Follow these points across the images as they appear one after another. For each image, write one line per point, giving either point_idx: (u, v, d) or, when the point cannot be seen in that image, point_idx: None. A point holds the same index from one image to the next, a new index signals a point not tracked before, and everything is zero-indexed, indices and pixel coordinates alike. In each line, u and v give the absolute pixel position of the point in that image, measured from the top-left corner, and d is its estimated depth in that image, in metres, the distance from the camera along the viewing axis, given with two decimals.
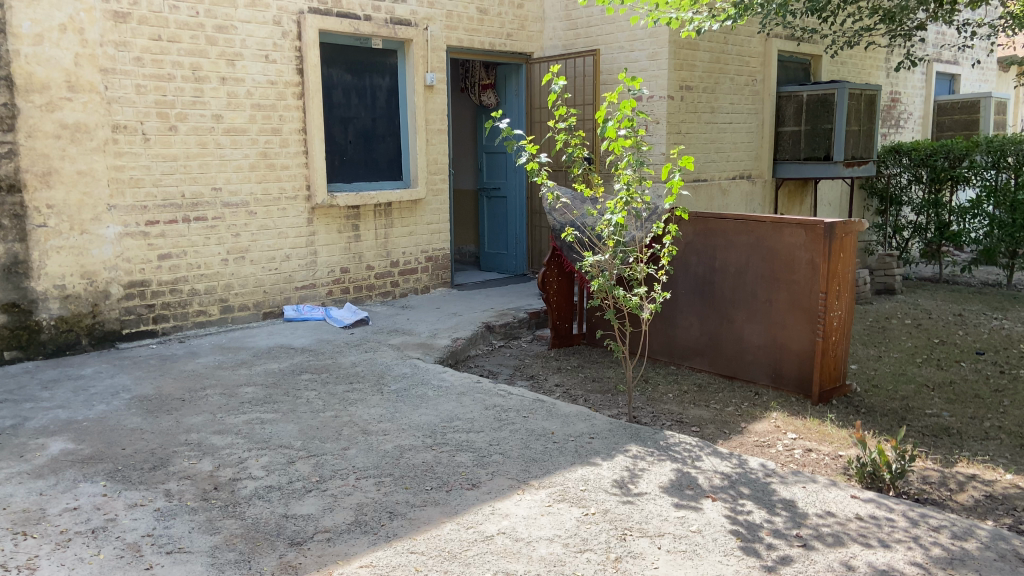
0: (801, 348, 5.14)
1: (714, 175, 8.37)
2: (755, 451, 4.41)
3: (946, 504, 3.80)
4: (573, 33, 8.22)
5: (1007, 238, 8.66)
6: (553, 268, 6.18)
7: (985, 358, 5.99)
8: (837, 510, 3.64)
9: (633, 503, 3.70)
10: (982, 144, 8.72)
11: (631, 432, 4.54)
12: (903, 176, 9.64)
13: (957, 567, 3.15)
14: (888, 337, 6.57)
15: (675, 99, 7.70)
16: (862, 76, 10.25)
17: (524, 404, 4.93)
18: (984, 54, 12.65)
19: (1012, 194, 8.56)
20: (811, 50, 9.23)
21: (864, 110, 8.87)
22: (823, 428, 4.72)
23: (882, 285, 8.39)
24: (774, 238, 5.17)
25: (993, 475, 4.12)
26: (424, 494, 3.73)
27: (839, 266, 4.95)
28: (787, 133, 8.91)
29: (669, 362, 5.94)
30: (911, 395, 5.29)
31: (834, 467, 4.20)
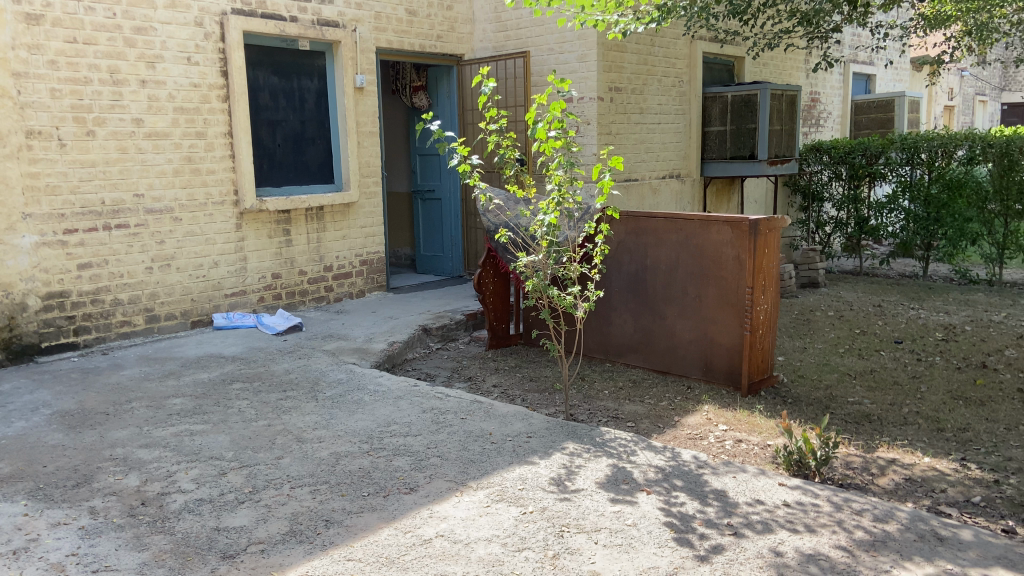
0: (730, 342, 5.28)
1: (645, 174, 8.53)
2: (688, 444, 4.52)
3: (868, 488, 3.97)
4: (503, 36, 8.22)
5: (922, 231, 9.03)
6: (489, 269, 6.20)
7: (904, 347, 6.26)
8: (766, 498, 3.76)
9: (570, 500, 3.75)
10: (897, 141, 9.10)
11: (568, 430, 4.59)
12: (823, 173, 10.00)
13: (879, 549, 3.30)
14: (813, 329, 6.81)
15: (605, 100, 7.82)
16: (783, 77, 10.60)
17: (461, 406, 4.93)
18: (897, 55, 13.24)
19: (925, 189, 8.95)
20: (735, 52, 9.50)
21: (786, 111, 9.13)
22: (752, 419, 4.85)
23: (806, 279, 8.68)
24: (701, 235, 5.30)
25: (911, 459, 4.31)
26: (361, 500, 3.69)
27: (764, 262, 5.10)
28: (713, 132, 9.14)
29: (605, 360, 6.03)
30: (834, 384, 5.49)
31: (763, 456, 4.33)
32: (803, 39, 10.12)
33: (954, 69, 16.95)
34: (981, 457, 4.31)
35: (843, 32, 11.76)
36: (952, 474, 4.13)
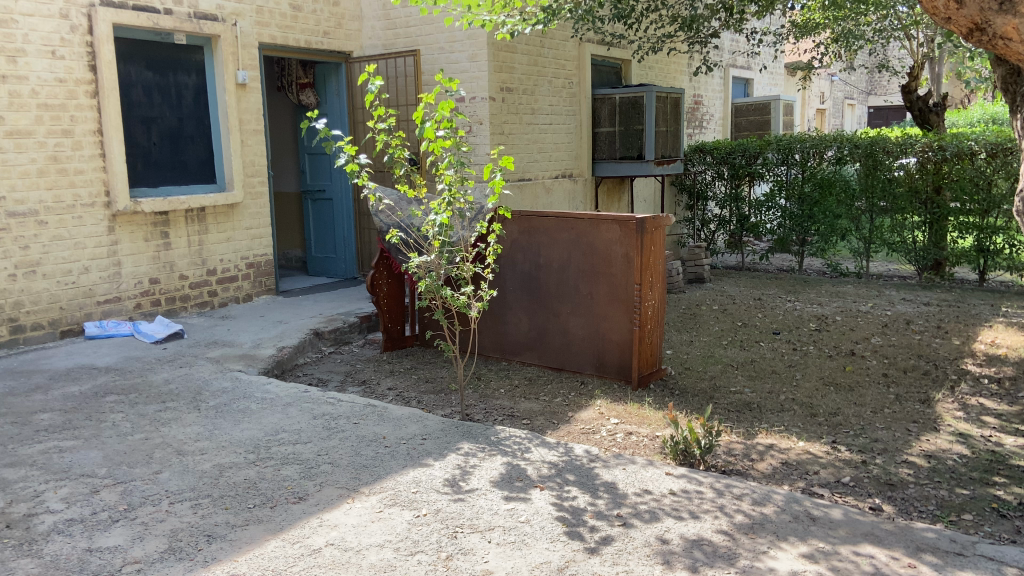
0: (620, 338, 5.41)
1: (538, 174, 8.62)
2: (581, 439, 4.60)
3: (748, 473, 4.16)
4: (392, 33, 8.13)
5: (797, 228, 9.56)
6: (382, 270, 6.11)
7: (781, 337, 6.60)
8: (654, 488, 3.88)
9: (464, 500, 3.74)
10: (773, 143, 9.63)
11: (462, 430, 4.59)
12: (707, 173, 10.41)
13: (757, 531, 3.46)
14: (698, 323, 7.09)
15: (497, 100, 7.85)
16: (668, 80, 10.95)
17: (353, 411, 4.84)
18: (771, 60, 13.96)
19: (799, 188, 9.48)
20: (621, 55, 9.70)
21: (671, 112, 9.43)
22: (642, 412, 4.99)
23: (693, 275, 9.01)
24: (592, 234, 5.41)
25: (787, 444, 4.55)
26: (245, 513, 3.56)
27: (651, 258, 5.24)
28: (603, 133, 9.35)
29: (501, 359, 6.07)
30: (718, 375, 5.73)
31: (652, 447, 4.46)
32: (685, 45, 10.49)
33: (824, 74, 18.02)
34: (849, 440, 4.59)
35: (722, 38, 12.29)
36: (824, 457, 4.38)
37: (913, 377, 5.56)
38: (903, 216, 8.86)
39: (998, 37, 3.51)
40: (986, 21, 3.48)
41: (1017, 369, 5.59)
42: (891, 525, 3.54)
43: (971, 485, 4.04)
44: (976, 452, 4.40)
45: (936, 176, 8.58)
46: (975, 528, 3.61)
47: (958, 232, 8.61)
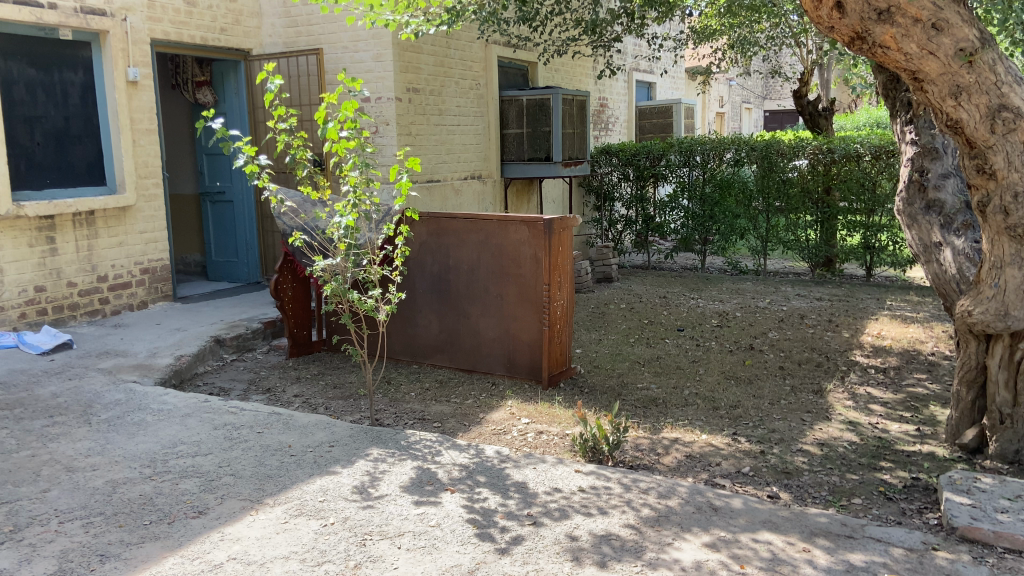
0: (530, 338, 5.44)
1: (446, 175, 8.58)
2: (492, 439, 4.61)
3: (655, 467, 4.27)
4: (293, 31, 7.94)
5: (699, 228, 9.89)
6: (287, 274, 5.96)
7: (685, 334, 6.80)
8: (563, 486, 3.92)
9: (372, 507, 3.68)
10: (675, 145, 9.92)
11: (371, 436, 4.51)
12: (613, 174, 10.56)
13: (663, 523, 3.55)
14: (606, 321, 7.22)
15: (403, 101, 7.78)
16: (574, 83, 11.12)
17: (257, 420, 4.68)
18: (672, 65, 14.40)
19: (700, 188, 9.81)
20: (528, 57, 9.79)
21: (577, 114, 9.58)
22: (552, 410, 5.04)
23: (601, 274, 9.18)
24: (500, 235, 5.42)
25: (691, 437, 4.70)
26: (141, 530, 3.39)
27: (559, 259, 5.29)
28: (510, 135, 9.39)
29: (412, 362, 6.01)
30: (625, 372, 5.85)
31: (562, 445, 4.51)
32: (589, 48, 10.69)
33: (721, 79, 18.70)
34: (749, 431, 4.78)
35: (625, 42, 12.58)
36: (726, 448, 4.54)
37: (808, 369, 5.83)
38: (797, 215, 9.30)
39: (878, 45, 3.71)
40: (866, 30, 3.66)
41: (900, 359, 5.95)
42: (787, 512, 3.70)
43: (860, 470, 4.27)
44: (864, 439, 4.66)
45: (826, 177, 9.04)
46: (864, 511, 3.82)
47: (847, 230, 9.09)
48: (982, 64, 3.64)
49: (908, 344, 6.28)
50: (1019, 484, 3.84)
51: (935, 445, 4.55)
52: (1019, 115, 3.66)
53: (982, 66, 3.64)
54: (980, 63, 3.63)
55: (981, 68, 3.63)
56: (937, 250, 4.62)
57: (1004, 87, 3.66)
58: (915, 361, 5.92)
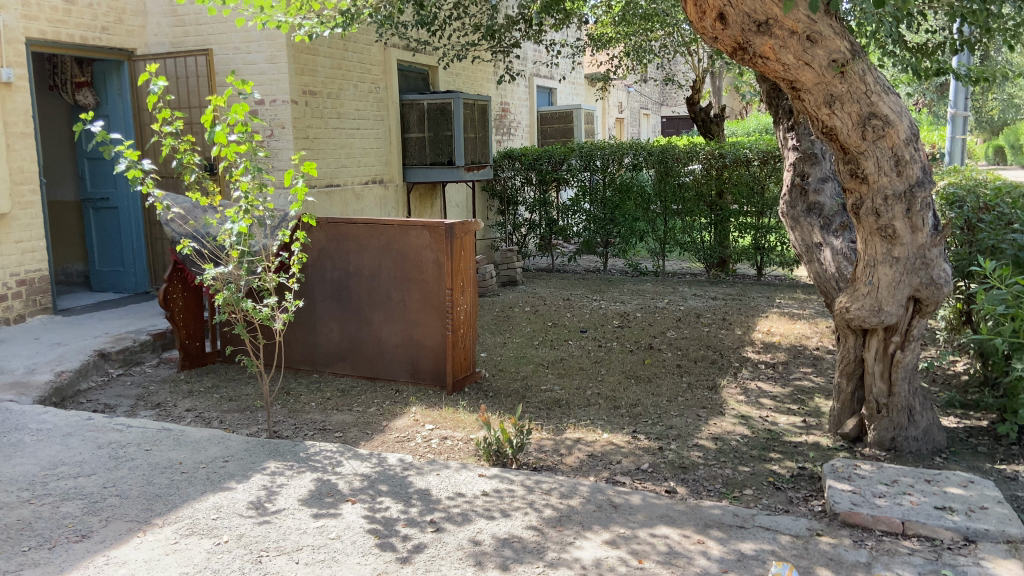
0: (433, 344, 5.41)
1: (346, 180, 8.43)
2: (395, 447, 4.55)
3: (557, 468, 4.31)
4: (181, 31, 7.62)
5: (601, 231, 10.12)
6: (176, 283, 5.74)
7: (588, 335, 6.92)
8: (466, 490, 3.92)
9: (269, 522, 3.56)
10: (576, 150, 10.09)
11: (268, 449, 4.38)
12: (516, 178, 10.60)
13: (564, 523, 3.60)
14: (511, 325, 7.26)
15: (299, 104, 7.60)
16: (475, 87, 11.14)
17: (145, 437, 4.45)
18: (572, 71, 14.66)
19: (601, 192, 10.04)
20: (427, 61, 9.75)
21: (478, 119, 9.61)
22: (456, 415, 5.01)
23: (506, 278, 9.24)
24: (401, 240, 5.37)
25: (593, 437, 4.78)
26: (18, 557, 3.17)
27: (461, 264, 5.28)
28: (412, 139, 9.31)
29: (312, 371, 5.86)
30: (529, 374, 5.90)
31: (467, 450, 4.50)
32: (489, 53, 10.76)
33: (620, 85, 19.18)
34: (648, 428, 4.90)
35: (525, 48, 12.72)
36: (626, 446, 4.65)
37: (703, 366, 6.04)
38: (692, 218, 9.64)
39: (758, 56, 3.88)
40: (747, 41, 3.82)
41: (788, 354, 6.25)
42: (683, 506, 3.82)
43: (751, 462, 4.45)
44: (755, 432, 4.86)
45: (718, 181, 9.41)
46: (755, 501, 3.98)
47: (739, 231, 9.48)
48: (853, 74, 3.86)
49: (795, 339, 6.60)
50: (895, 469, 4.10)
51: (819, 435, 4.81)
52: (887, 122, 3.91)
53: (853, 77, 3.86)
54: (851, 74, 3.85)
55: (851, 78, 3.85)
56: (818, 250, 4.88)
57: (873, 97, 3.89)
58: (802, 355, 6.22)
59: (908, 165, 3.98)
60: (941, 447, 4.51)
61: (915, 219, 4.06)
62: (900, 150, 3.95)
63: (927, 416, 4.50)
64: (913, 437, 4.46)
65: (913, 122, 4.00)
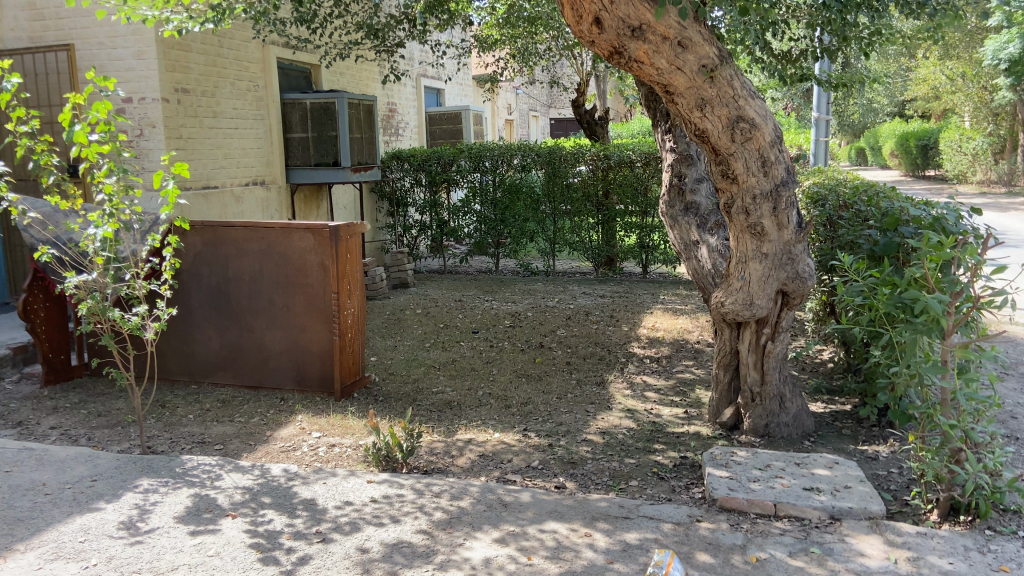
0: (320, 349, 5.28)
1: (225, 181, 8.12)
2: (280, 458, 4.40)
3: (448, 470, 4.29)
4: (39, 25, 7.11)
5: (491, 232, 10.20)
6: (37, 293, 5.36)
7: (480, 336, 6.94)
8: (355, 498, 3.84)
9: (142, 542, 3.38)
10: (465, 151, 10.08)
11: (141, 465, 4.15)
12: (405, 180, 10.50)
13: (454, 525, 3.59)
14: (402, 327, 7.19)
15: (171, 102, 7.25)
16: (360, 87, 10.96)
17: (3, 458, 4.13)
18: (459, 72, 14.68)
19: (491, 193, 10.11)
20: (309, 59, 9.51)
21: (364, 119, 9.46)
22: (344, 422, 4.91)
23: (397, 280, 9.15)
24: (284, 243, 5.21)
25: (484, 437, 4.79)
26: None
27: (347, 267, 5.16)
28: (295, 139, 9.03)
29: (191, 382, 5.62)
30: (421, 377, 5.86)
31: (355, 457, 4.41)
32: (373, 51, 10.60)
33: (508, 87, 19.39)
34: (538, 426, 4.96)
35: (410, 48, 12.63)
36: (516, 444, 4.68)
37: (591, 362, 6.18)
38: (581, 218, 9.85)
39: (633, 60, 3.99)
40: (622, 46, 3.91)
41: (671, 348, 6.48)
42: (571, 500, 3.89)
43: (636, 454, 4.58)
44: (640, 424, 5.01)
45: (605, 182, 9.66)
46: (640, 492, 4.10)
47: (625, 231, 9.75)
48: (721, 79, 4.03)
49: (677, 334, 6.86)
50: (768, 454, 4.33)
51: (700, 425, 5.02)
52: (753, 125, 4.11)
53: (721, 81, 4.03)
54: (719, 79, 4.03)
55: (720, 83, 4.03)
56: (695, 248, 5.10)
57: (740, 101, 4.08)
58: (684, 349, 6.47)
59: (773, 165, 4.21)
60: (809, 431, 4.79)
61: (781, 217, 4.30)
62: (766, 151, 4.17)
63: (796, 402, 4.78)
64: (784, 423, 4.72)
65: (777, 126, 4.24)
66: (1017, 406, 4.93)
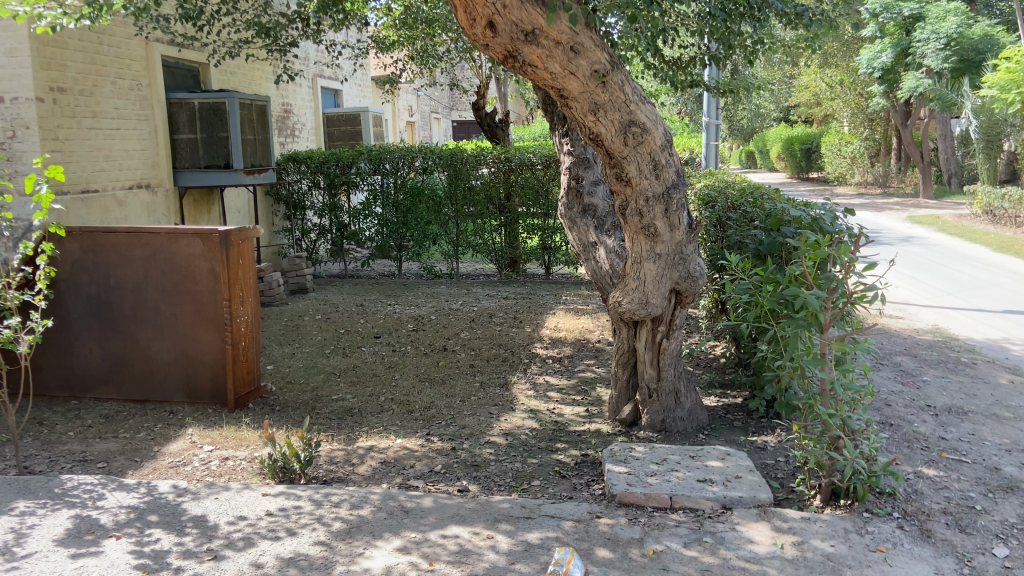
0: (212, 358, 5.08)
1: (106, 185, 7.69)
2: (169, 474, 4.20)
3: (348, 478, 4.21)
4: None
5: (393, 235, 10.10)
6: None
7: (382, 340, 6.85)
8: (249, 513, 3.71)
9: (15, 569, 3.15)
10: (364, 153, 9.92)
11: (16, 487, 3.88)
12: (302, 183, 10.24)
13: (354, 535, 3.52)
14: (300, 334, 7.00)
15: (46, 102, 6.82)
16: (253, 87, 10.63)
17: None
18: (357, 73, 14.46)
19: (392, 196, 10.00)
20: (197, 58, 9.13)
21: (257, 120, 9.22)
22: (238, 434, 4.74)
23: (295, 286, 8.92)
24: (170, 249, 4.98)
25: (386, 443, 4.72)
26: None
27: (238, 273, 4.98)
28: (183, 140, 8.67)
29: (71, 398, 5.30)
30: (320, 385, 5.73)
31: (250, 470, 4.26)
32: (265, 51, 10.29)
33: (408, 89, 19.25)
34: (441, 430, 4.94)
35: (305, 48, 12.34)
36: (419, 449, 4.64)
37: (495, 364, 6.21)
38: (483, 220, 9.88)
39: (527, 64, 4.01)
40: (516, 50, 3.94)
41: (573, 348, 6.59)
42: (473, 503, 3.88)
43: (539, 453, 4.63)
44: (543, 424, 5.07)
45: (507, 184, 9.71)
46: (542, 492, 4.14)
47: (527, 232, 9.84)
48: (613, 84, 4.13)
49: (579, 334, 6.98)
50: (665, 449, 4.46)
51: (600, 423, 5.12)
52: (645, 129, 4.23)
53: (613, 86, 4.12)
54: (611, 84, 4.12)
55: (612, 88, 4.12)
56: (593, 249, 5.20)
57: (631, 106, 4.19)
58: (585, 348, 6.58)
59: (664, 168, 4.34)
60: (703, 425, 4.97)
61: (672, 218, 4.43)
62: (657, 154, 4.30)
63: (691, 397, 4.94)
64: (679, 417, 4.88)
65: (667, 130, 4.37)
66: (890, 394, 5.27)
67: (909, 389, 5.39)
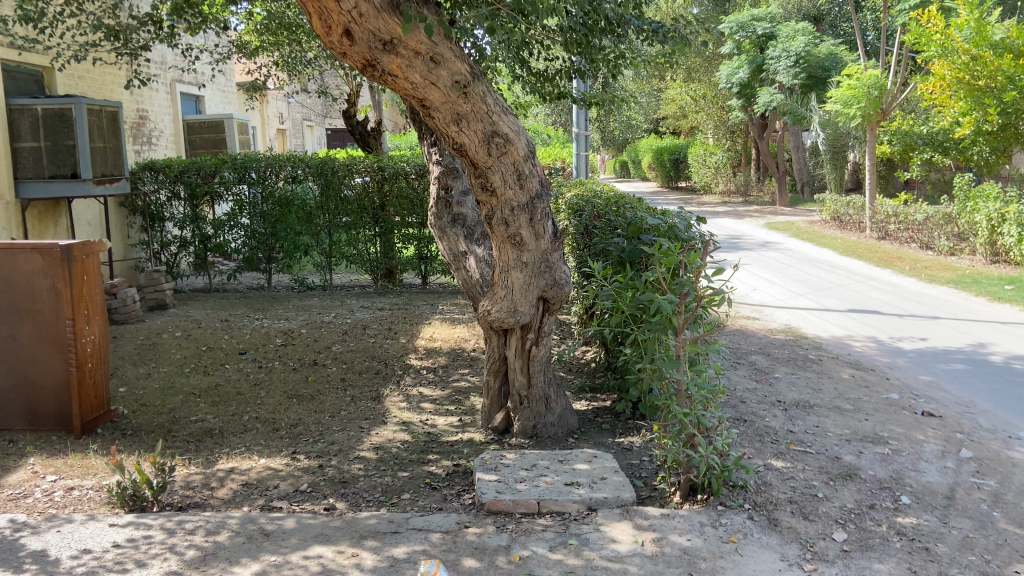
0: (54, 382, 4.73)
1: None
2: (6, 507, 3.87)
3: (206, 503, 4.02)
4: None
5: (261, 246, 9.81)
6: None
7: (247, 357, 6.60)
8: (93, 545, 3.46)
9: None
10: (227, 161, 9.60)
11: None
12: (160, 193, 9.76)
13: (209, 562, 3.35)
14: (157, 353, 6.64)
15: None
16: (105, 93, 10.03)
17: None
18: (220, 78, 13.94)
19: (259, 206, 9.73)
20: (40, 61, 8.59)
21: (108, 127, 8.65)
22: (86, 461, 4.43)
23: (154, 301, 8.46)
24: (5, 266, 4.60)
25: (248, 464, 4.54)
26: None
27: (83, 291, 4.66)
28: (24, 148, 8.04)
29: None
30: (177, 406, 5.44)
31: (99, 499, 3.98)
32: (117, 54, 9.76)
33: (276, 95, 18.73)
34: (308, 447, 4.80)
35: (160, 52, 11.77)
36: (284, 469, 4.49)
37: (367, 377, 6.11)
38: (357, 231, 9.70)
39: (387, 73, 3.98)
40: (375, 59, 3.90)
41: (448, 358, 6.57)
42: (339, 521, 3.79)
43: (410, 466, 4.58)
44: (415, 436, 5.02)
45: (381, 193, 9.60)
46: (411, 504, 4.10)
47: (403, 242, 9.75)
48: (475, 95, 4.14)
49: (454, 343, 6.98)
50: (534, 454, 4.52)
51: (473, 432, 5.13)
52: (508, 140, 4.27)
53: (475, 97, 4.14)
54: (473, 95, 4.14)
55: (474, 98, 4.14)
56: (463, 258, 5.21)
57: (494, 116, 4.22)
58: (460, 357, 6.58)
59: (528, 178, 4.40)
60: (573, 428, 5.07)
61: (537, 227, 4.51)
62: (521, 165, 4.35)
63: (560, 402, 5.03)
64: (549, 422, 4.96)
65: (530, 141, 4.43)
66: (746, 392, 5.56)
67: (762, 386, 5.72)
